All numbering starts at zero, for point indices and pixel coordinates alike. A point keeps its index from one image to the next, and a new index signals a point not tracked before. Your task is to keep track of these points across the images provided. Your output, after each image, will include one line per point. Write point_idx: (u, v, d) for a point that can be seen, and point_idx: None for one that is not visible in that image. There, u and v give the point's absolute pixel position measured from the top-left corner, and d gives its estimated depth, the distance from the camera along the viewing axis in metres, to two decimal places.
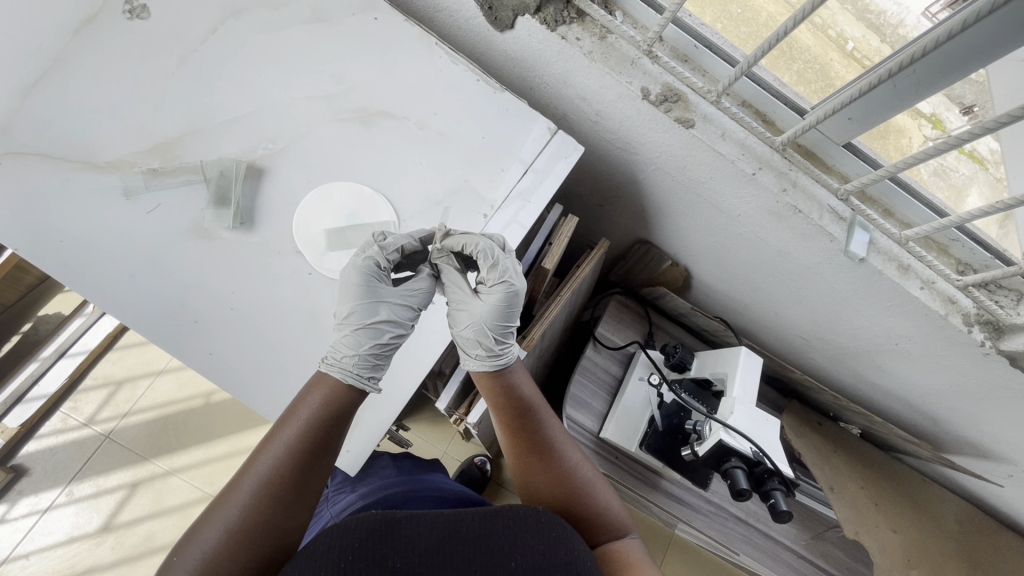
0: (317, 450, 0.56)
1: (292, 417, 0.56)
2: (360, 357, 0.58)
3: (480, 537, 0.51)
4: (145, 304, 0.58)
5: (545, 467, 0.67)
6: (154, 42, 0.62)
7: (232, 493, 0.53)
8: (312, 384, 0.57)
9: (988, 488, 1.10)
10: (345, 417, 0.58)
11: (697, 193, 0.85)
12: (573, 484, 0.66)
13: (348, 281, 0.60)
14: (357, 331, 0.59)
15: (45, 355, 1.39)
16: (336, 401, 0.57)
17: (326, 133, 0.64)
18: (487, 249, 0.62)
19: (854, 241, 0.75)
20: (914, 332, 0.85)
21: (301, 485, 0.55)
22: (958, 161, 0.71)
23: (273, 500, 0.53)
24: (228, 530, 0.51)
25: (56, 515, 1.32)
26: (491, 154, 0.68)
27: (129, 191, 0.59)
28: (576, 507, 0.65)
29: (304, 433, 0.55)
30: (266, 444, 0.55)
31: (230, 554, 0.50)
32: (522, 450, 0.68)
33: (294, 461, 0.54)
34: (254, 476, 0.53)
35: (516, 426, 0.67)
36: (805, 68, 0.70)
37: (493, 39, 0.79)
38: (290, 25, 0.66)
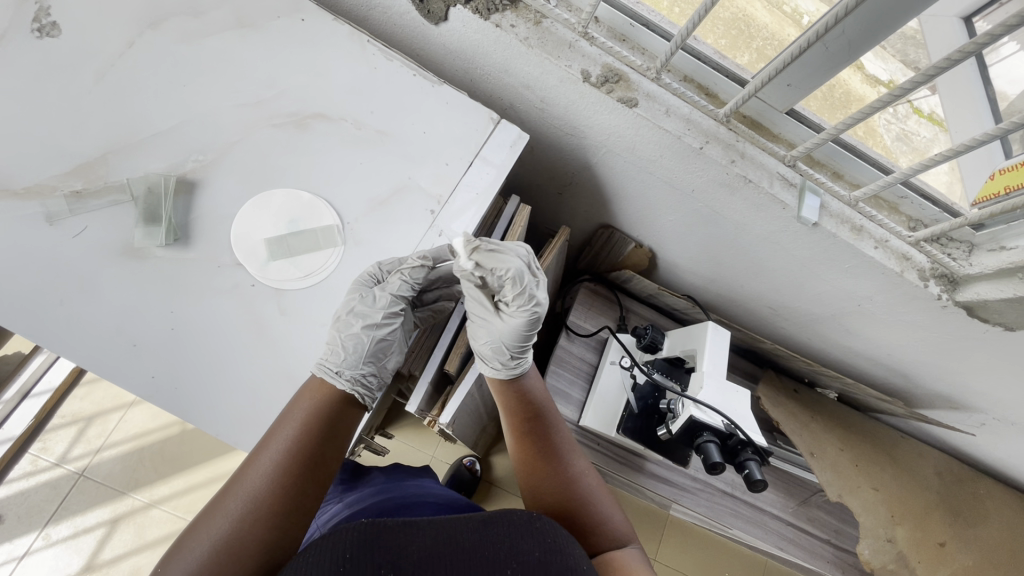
0: (308, 462, 0.53)
1: (286, 419, 0.55)
2: (332, 350, 0.59)
3: (476, 544, 0.49)
4: (83, 333, 0.56)
5: (550, 470, 0.67)
6: (67, 59, 0.60)
7: (217, 512, 0.50)
8: (305, 388, 0.57)
9: (962, 438, 1.12)
10: (333, 427, 0.56)
11: (649, 171, 0.85)
12: (574, 491, 0.66)
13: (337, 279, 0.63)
14: (330, 325, 0.60)
15: (7, 398, 1.34)
16: (327, 401, 0.57)
17: (259, 140, 0.63)
18: (516, 274, 0.61)
19: (805, 206, 0.76)
20: (874, 292, 0.86)
21: (298, 487, 0.52)
22: (918, 124, 0.72)
23: (264, 517, 0.50)
24: (216, 549, 0.48)
25: (34, 560, 1.28)
26: (435, 147, 0.67)
27: (53, 217, 0.57)
28: (577, 509, 0.65)
29: (294, 445, 0.53)
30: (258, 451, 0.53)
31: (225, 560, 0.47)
32: (528, 456, 0.68)
33: (283, 475, 0.51)
34: (243, 492, 0.50)
35: (526, 428, 0.69)
36: (765, 45, 0.70)
37: (429, 33, 0.77)
38: (211, 33, 0.64)
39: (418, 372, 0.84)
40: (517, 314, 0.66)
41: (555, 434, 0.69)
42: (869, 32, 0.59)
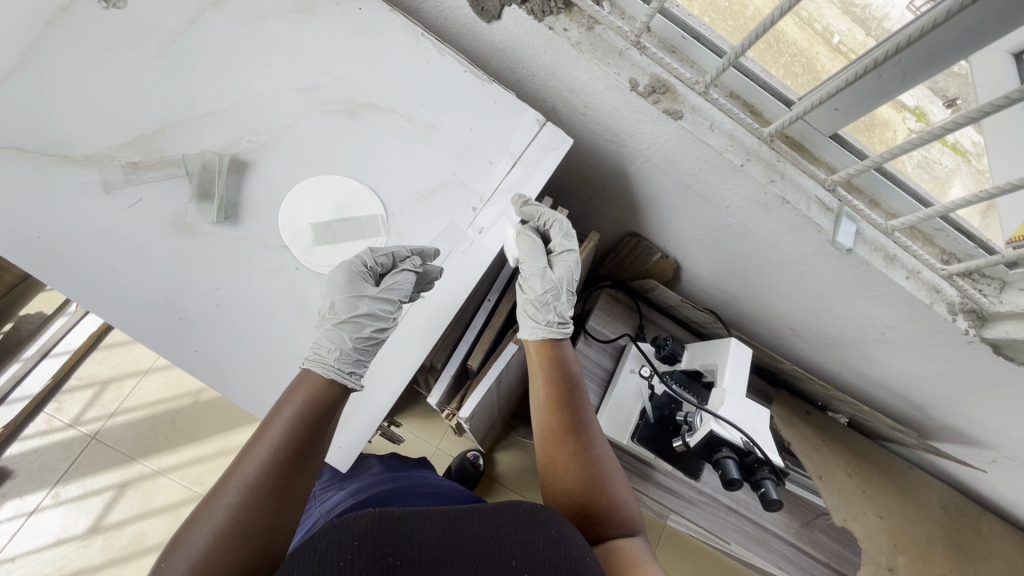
0: (308, 448, 0.53)
1: (277, 416, 0.53)
2: (340, 352, 0.57)
3: (481, 534, 0.50)
4: (129, 303, 0.57)
5: (576, 444, 0.67)
6: (129, 30, 0.60)
7: (210, 507, 0.48)
8: (297, 382, 0.56)
9: (973, 474, 1.12)
10: (330, 414, 0.56)
11: (686, 184, 0.85)
12: (595, 472, 0.66)
13: (330, 283, 0.61)
14: (339, 325, 0.59)
15: (28, 355, 1.36)
16: (321, 397, 0.55)
17: (311, 124, 0.63)
18: (559, 224, 0.79)
19: (842, 231, 0.76)
20: (900, 322, 0.86)
21: (289, 484, 0.51)
22: (941, 153, 0.72)
23: (264, 503, 0.49)
24: (217, 538, 0.47)
25: (42, 518, 1.30)
26: (480, 146, 0.68)
27: (109, 185, 0.57)
28: (595, 489, 0.64)
29: (294, 432, 0.52)
30: (248, 447, 0.52)
31: (221, 559, 0.46)
32: (556, 431, 0.69)
33: (284, 461, 0.51)
34: (242, 480, 0.49)
35: (560, 402, 0.70)
36: (792, 61, 0.70)
37: (480, 30, 0.78)
38: (272, 16, 0.64)
39: (440, 365, 0.86)
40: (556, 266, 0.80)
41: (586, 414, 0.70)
42: (924, 64, 0.59)
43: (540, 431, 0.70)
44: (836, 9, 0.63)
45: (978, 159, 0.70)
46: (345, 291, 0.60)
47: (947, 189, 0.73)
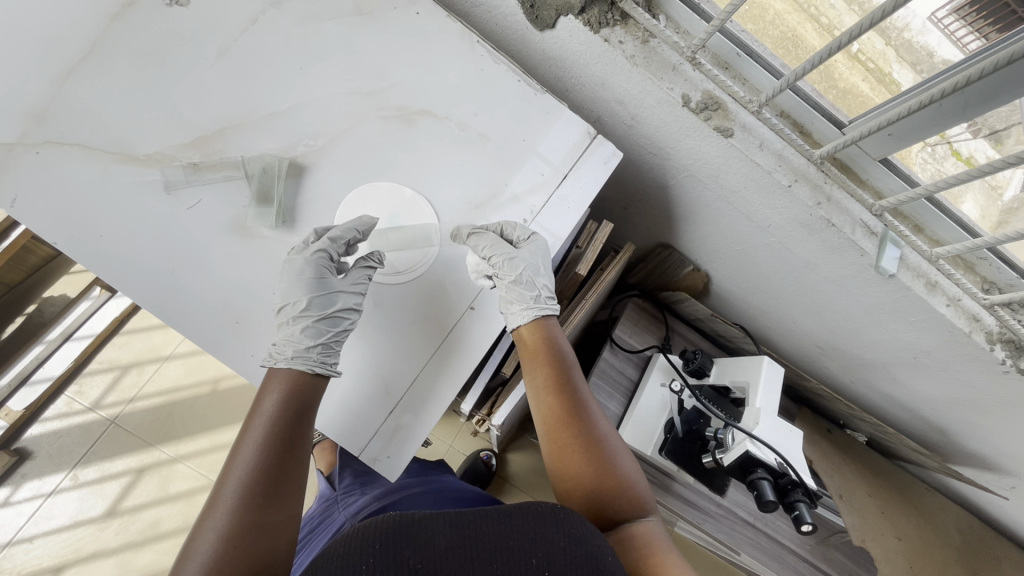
0: (293, 438, 0.55)
1: (257, 416, 0.55)
2: (321, 346, 0.58)
3: (500, 535, 0.49)
4: (186, 303, 0.58)
5: (578, 425, 0.64)
6: (191, 27, 0.60)
7: (211, 514, 0.50)
8: (268, 381, 0.57)
9: (991, 499, 1.12)
10: (309, 404, 0.58)
11: (728, 201, 0.85)
12: (601, 451, 0.63)
13: (294, 275, 0.59)
14: (315, 320, 0.59)
15: (51, 338, 1.36)
16: (295, 389, 0.57)
17: (368, 130, 0.63)
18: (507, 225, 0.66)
19: (886, 257, 0.76)
20: (933, 348, 0.86)
21: (281, 476, 0.53)
22: (954, 167, 0.69)
23: (261, 498, 0.51)
24: (222, 540, 0.48)
25: (60, 499, 1.31)
26: (532, 157, 0.68)
27: (170, 185, 0.58)
28: (604, 470, 0.62)
29: (275, 427, 0.54)
30: (236, 450, 0.54)
31: (231, 557, 0.48)
32: (555, 414, 0.65)
33: (273, 455, 0.53)
34: (235, 480, 0.52)
35: (556, 382, 0.66)
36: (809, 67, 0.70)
37: (532, 38, 0.78)
38: (330, 16, 0.63)
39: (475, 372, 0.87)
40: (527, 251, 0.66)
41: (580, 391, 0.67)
42: (987, 93, 0.58)
43: (539, 416, 0.67)
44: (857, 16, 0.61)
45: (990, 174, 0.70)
46: (314, 287, 0.59)
47: (958, 204, 0.74)
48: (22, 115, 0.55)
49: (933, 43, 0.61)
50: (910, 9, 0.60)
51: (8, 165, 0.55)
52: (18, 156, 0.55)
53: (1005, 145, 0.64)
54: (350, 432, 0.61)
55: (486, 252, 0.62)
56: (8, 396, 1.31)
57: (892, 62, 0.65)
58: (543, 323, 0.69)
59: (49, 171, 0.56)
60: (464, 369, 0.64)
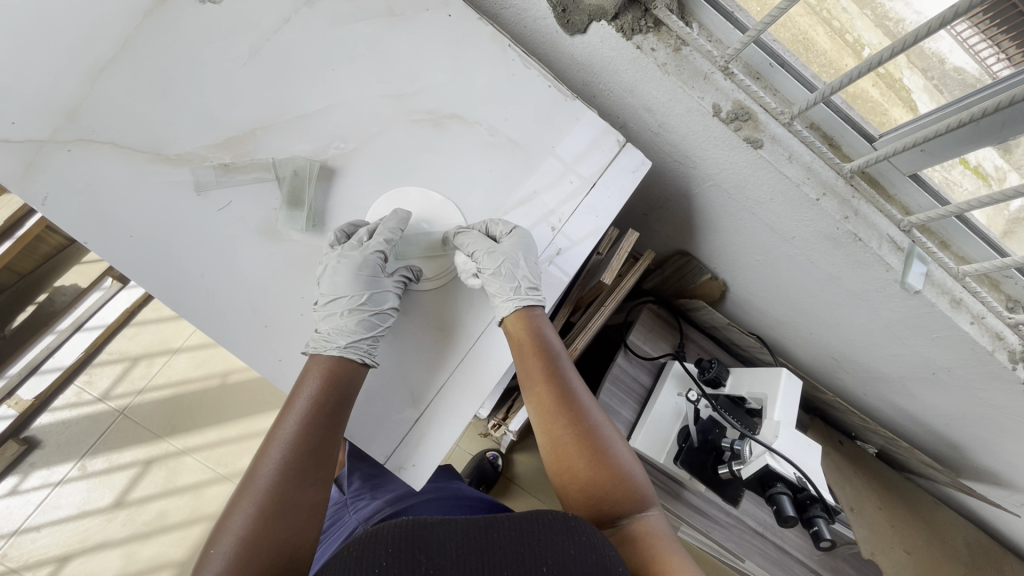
0: (328, 424, 0.57)
1: (295, 400, 0.57)
2: (371, 339, 0.60)
3: (510, 543, 0.47)
4: (214, 304, 0.58)
5: (570, 422, 0.62)
6: (226, 26, 0.60)
7: (248, 490, 0.53)
8: (309, 367, 0.59)
9: (1002, 516, 1.11)
10: (346, 392, 0.59)
11: (752, 212, 0.85)
12: (597, 448, 0.61)
13: (352, 271, 0.59)
14: (370, 316, 0.60)
15: (62, 327, 1.35)
16: (331, 379, 0.58)
17: (398, 133, 0.64)
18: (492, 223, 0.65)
19: (911, 273, 0.75)
20: (954, 364, 0.85)
21: (312, 461, 0.55)
22: (962, 175, 0.69)
23: (293, 479, 0.54)
24: (255, 517, 0.51)
25: (67, 489, 1.31)
26: (562, 164, 0.67)
27: (200, 185, 0.59)
28: (600, 467, 0.60)
29: (310, 414, 0.56)
30: (274, 432, 0.57)
31: (260, 533, 0.50)
32: (547, 410, 0.63)
33: (308, 440, 0.56)
34: (273, 461, 0.54)
35: (545, 377, 0.63)
36: (820, 71, 0.68)
37: (562, 42, 0.78)
38: (363, 18, 0.63)
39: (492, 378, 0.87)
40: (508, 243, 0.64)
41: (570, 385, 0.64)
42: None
43: (532, 411, 0.65)
44: (870, 22, 0.62)
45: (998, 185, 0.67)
46: (369, 284, 0.61)
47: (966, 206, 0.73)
48: (56, 111, 0.56)
49: (944, 50, 0.61)
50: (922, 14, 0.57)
51: (41, 162, 0.55)
52: (50, 153, 0.56)
53: (1014, 154, 0.64)
54: (375, 440, 0.61)
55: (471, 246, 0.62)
56: (18, 384, 1.31)
57: (903, 67, 0.65)
58: (530, 312, 0.64)
59: (83, 169, 0.56)
60: (489, 375, 0.63)
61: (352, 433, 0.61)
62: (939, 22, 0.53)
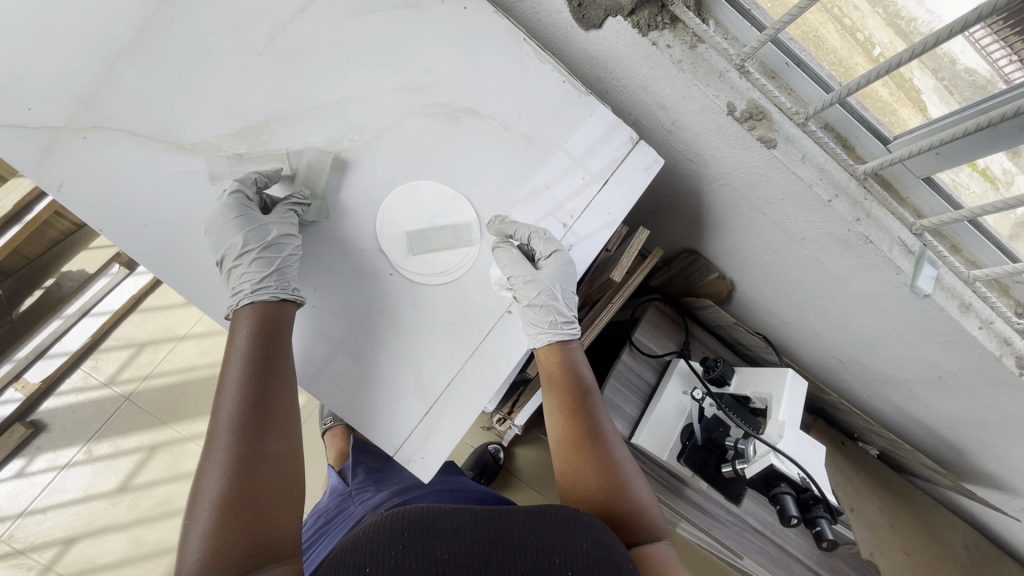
0: (271, 367, 0.56)
1: (233, 354, 0.56)
2: (275, 275, 0.58)
3: (524, 533, 0.48)
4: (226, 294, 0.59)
5: (594, 449, 0.66)
6: (242, 15, 0.60)
7: (209, 453, 0.53)
8: (238, 319, 0.58)
9: (1002, 520, 1.11)
10: (282, 330, 0.58)
11: (763, 212, 0.85)
12: (616, 475, 0.64)
13: (220, 223, 0.57)
14: (258, 256, 0.58)
15: (69, 312, 1.37)
16: (261, 321, 0.57)
17: (411, 127, 0.63)
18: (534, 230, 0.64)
19: (922, 276, 0.75)
20: (961, 369, 0.85)
21: (267, 409, 0.55)
22: (970, 177, 0.69)
23: (251, 432, 0.54)
24: (224, 475, 0.51)
25: (73, 473, 1.32)
26: (573, 161, 0.67)
27: (215, 175, 0.59)
28: (617, 494, 0.63)
29: (252, 362, 0.56)
30: (221, 389, 0.56)
31: (234, 488, 0.50)
32: (572, 436, 0.67)
33: (253, 387, 0.55)
34: (226, 419, 0.54)
35: (574, 405, 0.69)
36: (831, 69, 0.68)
37: (576, 36, 0.77)
38: (379, 9, 0.63)
39: None
40: (550, 263, 0.66)
41: (597, 416, 0.69)
42: None
43: (557, 437, 0.69)
44: (883, 21, 0.62)
45: (1007, 189, 0.66)
46: (243, 222, 0.58)
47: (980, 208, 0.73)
48: (70, 99, 0.56)
49: (957, 50, 0.61)
50: (937, 14, 0.57)
51: (55, 149, 0.55)
52: (65, 140, 0.56)
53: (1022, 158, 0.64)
54: (385, 432, 0.61)
55: (507, 269, 0.64)
56: (25, 368, 1.32)
57: (914, 67, 0.65)
58: (564, 347, 0.72)
59: (95, 156, 0.56)
60: (500, 370, 0.64)
61: (364, 426, 0.61)
62: (960, 25, 0.53)
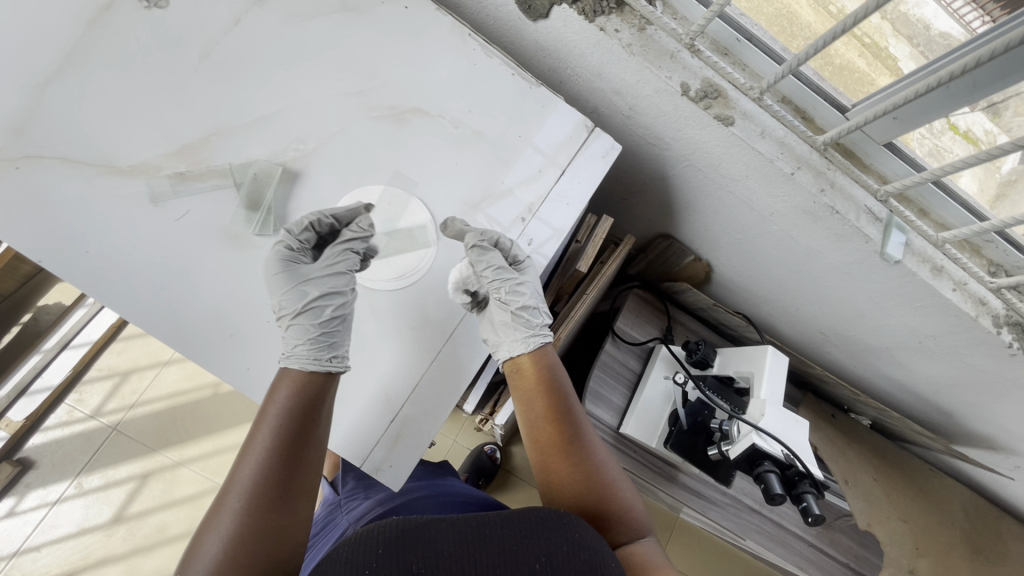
0: (302, 435, 0.53)
1: (267, 413, 0.53)
2: (315, 345, 0.57)
3: (503, 539, 0.47)
4: (177, 318, 0.58)
5: (578, 453, 0.63)
6: (171, 31, 0.58)
7: (218, 514, 0.49)
8: (278, 380, 0.56)
9: (997, 480, 1.11)
10: (322, 397, 0.56)
11: (730, 190, 0.84)
12: (601, 477, 0.62)
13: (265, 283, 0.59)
14: (295, 319, 0.58)
15: (48, 346, 1.35)
16: (305, 389, 0.55)
17: (359, 132, 0.63)
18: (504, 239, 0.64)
19: (891, 242, 0.74)
20: (940, 332, 0.85)
21: (287, 479, 0.51)
22: (952, 141, 0.68)
23: (268, 502, 0.50)
24: (228, 545, 0.47)
25: (65, 507, 1.31)
26: (529, 154, 0.66)
27: (157, 197, 0.58)
28: (604, 498, 0.61)
29: (284, 427, 0.53)
30: (244, 448, 0.52)
31: (236, 561, 0.47)
32: (554, 441, 0.63)
33: (280, 454, 0.52)
34: (242, 484, 0.50)
35: (557, 409, 0.64)
36: (806, 44, 0.66)
37: (525, 28, 0.76)
38: (316, 15, 0.62)
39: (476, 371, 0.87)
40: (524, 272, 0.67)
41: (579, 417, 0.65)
42: (995, 78, 0.57)
43: (536, 441, 0.65)
44: None
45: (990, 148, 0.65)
46: (286, 281, 0.59)
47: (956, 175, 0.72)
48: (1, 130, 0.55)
49: (930, 15, 0.60)
50: None
51: None
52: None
53: (1003, 118, 0.63)
54: (353, 441, 0.61)
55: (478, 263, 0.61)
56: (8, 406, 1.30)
57: (888, 36, 0.64)
58: (543, 351, 0.67)
59: (32, 186, 0.55)
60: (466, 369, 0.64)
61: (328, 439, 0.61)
62: None
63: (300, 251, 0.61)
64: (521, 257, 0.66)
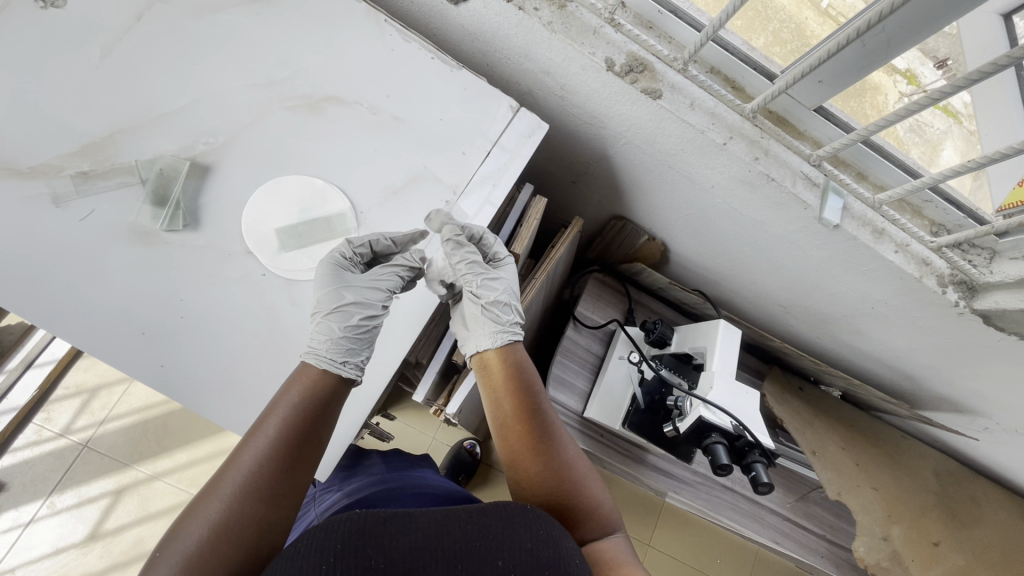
0: (305, 438, 0.51)
1: (278, 408, 0.52)
2: (337, 347, 0.58)
3: (468, 535, 0.45)
4: (96, 317, 0.58)
5: (549, 448, 0.59)
6: (73, 34, 0.61)
7: (209, 498, 0.47)
8: (296, 377, 0.55)
9: (968, 443, 1.11)
10: (331, 404, 0.55)
11: (669, 165, 0.83)
12: (570, 473, 0.59)
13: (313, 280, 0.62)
14: (329, 317, 0.60)
15: (11, 366, 1.36)
16: (316, 393, 0.54)
17: (275, 124, 0.63)
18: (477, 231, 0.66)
19: (827, 207, 0.73)
20: (891, 296, 0.84)
21: (285, 481, 0.49)
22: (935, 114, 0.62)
23: (260, 500, 0.47)
24: (210, 535, 0.45)
25: (39, 527, 1.29)
26: (451, 137, 0.66)
27: (59, 198, 0.58)
28: (572, 494, 0.58)
29: (291, 427, 0.51)
30: (247, 439, 0.50)
31: (213, 555, 0.44)
32: (524, 434, 0.60)
33: (283, 454, 0.50)
34: (240, 476, 0.48)
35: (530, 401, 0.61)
36: (781, 28, 0.67)
37: (448, 14, 0.76)
38: (226, 8, 0.64)
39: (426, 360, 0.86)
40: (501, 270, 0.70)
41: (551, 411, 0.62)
42: (908, 31, 0.56)
43: (503, 433, 0.61)
44: None
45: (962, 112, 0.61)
46: (331, 280, 0.61)
47: (938, 153, 0.70)
48: None
49: None
50: None
51: None
52: None
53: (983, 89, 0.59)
54: None
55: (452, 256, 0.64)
56: None
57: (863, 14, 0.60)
58: (513, 347, 0.65)
59: None
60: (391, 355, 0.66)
61: None
62: None
63: (354, 262, 0.64)
64: (499, 255, 0.70)
